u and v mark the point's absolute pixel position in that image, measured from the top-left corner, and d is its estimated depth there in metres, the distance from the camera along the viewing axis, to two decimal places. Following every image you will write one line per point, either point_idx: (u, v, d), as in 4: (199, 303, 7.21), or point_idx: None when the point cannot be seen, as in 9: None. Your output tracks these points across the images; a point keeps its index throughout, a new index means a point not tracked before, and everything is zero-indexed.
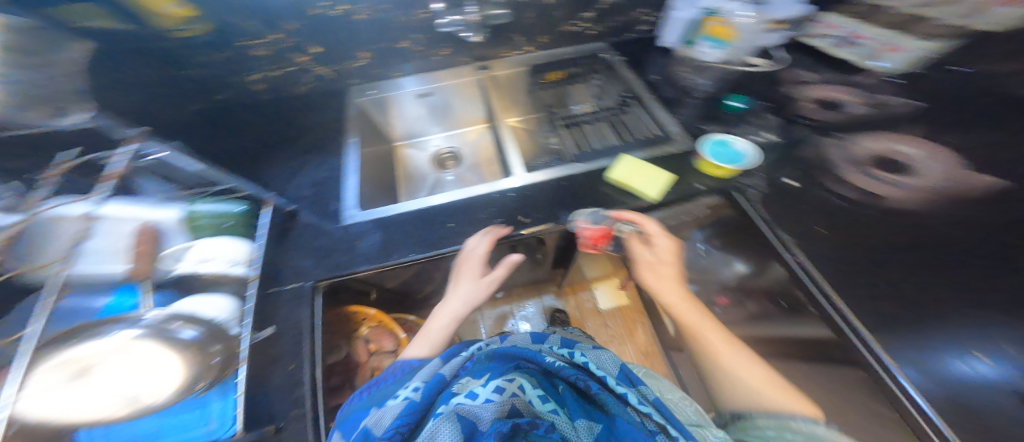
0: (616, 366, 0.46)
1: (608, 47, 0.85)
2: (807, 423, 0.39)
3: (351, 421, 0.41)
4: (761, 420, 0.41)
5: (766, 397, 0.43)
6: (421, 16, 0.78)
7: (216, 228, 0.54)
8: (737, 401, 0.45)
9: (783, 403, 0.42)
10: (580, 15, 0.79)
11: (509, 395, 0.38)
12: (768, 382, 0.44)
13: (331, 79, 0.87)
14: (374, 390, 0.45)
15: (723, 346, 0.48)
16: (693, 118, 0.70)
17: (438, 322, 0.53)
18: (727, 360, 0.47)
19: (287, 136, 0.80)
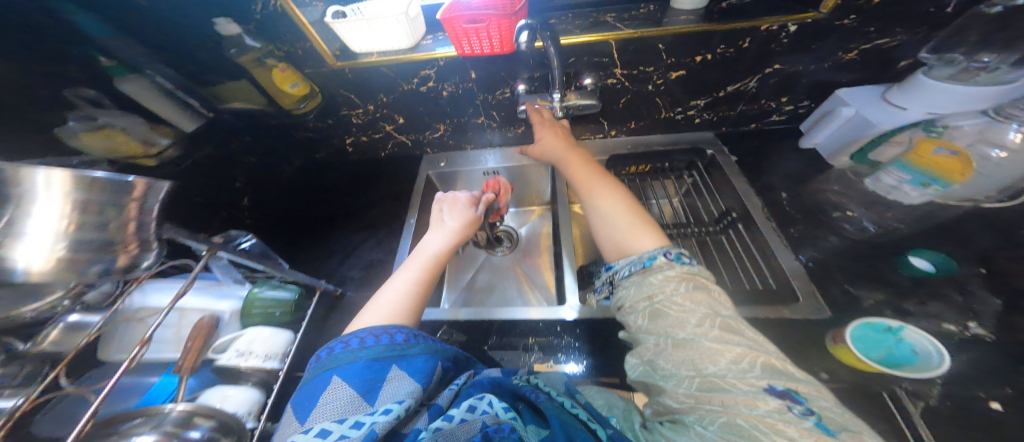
0: (563, 384, 0.42)
1: (717, 139, 0.71)
2: (663, 271, 0.39)
3: (319, 393, 0.35)
4: (629, 269, 0.42)
5: (621, 234, 0.46)
6: (502, 95, 0.75)
7: (265, 317, 0.52)
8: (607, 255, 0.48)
9: (625, 229, 0.46)
10: (692, 101, 0.67)
11: (479, 414, 0.35)
12: (616, 209, 0.49)
13: (411, 147, 0.91)
14: (350, 347, 0.38)
15: (581, 173, 0.57)
16: (840, 272, 0.47)
17: (421, 274, 0.51)
18: (583, 194, 0.54)
19: (362, 203, 0.84)
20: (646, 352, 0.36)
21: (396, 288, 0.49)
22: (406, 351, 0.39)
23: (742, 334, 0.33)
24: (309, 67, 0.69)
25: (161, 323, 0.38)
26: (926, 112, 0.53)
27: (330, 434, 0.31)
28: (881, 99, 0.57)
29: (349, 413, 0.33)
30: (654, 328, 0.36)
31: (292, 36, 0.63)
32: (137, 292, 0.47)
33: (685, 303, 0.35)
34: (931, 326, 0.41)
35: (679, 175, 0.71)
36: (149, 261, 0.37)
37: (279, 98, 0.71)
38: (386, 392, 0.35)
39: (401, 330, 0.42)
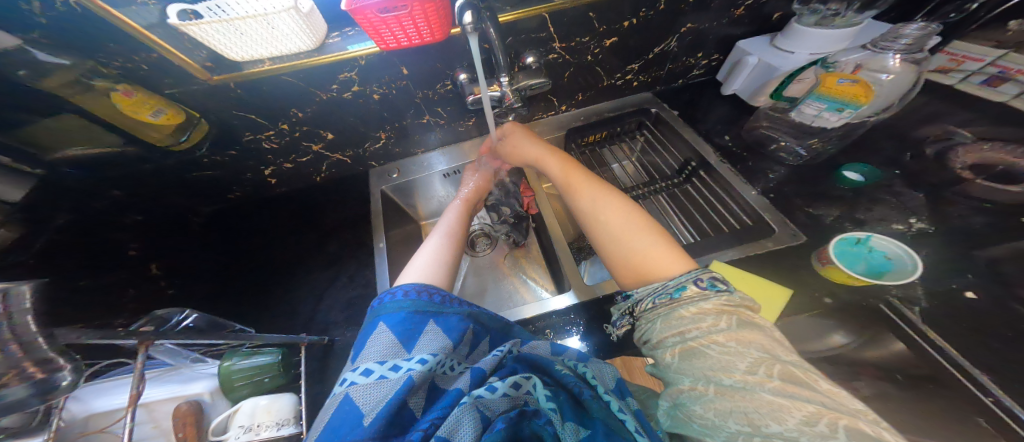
0: (616, 382, 0.41)
1: (654, 98, 0.78)
2: (696, 303, 0.39)
3: (370, 335, 0.39)
4: (651, 299, 0.43)
5: (641, 251, 0.47)
6: (443, 89, 0.70)
7: (253, 386, 0.53)
8: (624, 273, 0.48)
9: (651, 252, 0.46)
10: (627, 67, 0.70)
11: (522, 393, 0.35)
12: (631, 232, 0.49)
13: (351, 164, 0.81)
14: (396, 297, 0.42)
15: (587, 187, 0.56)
16: (790, 194, 0.58)
17: (451, 230, 0.59)
18: (594, 211, 0.53)
19: (321, 236, 0.76)
20: (678, 393, 0.36)
21: (435, 242, 0.55)
22: (444, 309, 0.42)
23: (811, 389, 0.30)
24: (170, 87, 0.56)
25: (133, 426, 0.30)
26: (809, 54, 0.63)
27: (373, 372, 0.35)
28: (771, 46, 0.67)
29: (389, 356, 0.36)
30: (688, 369, 0.35)
31: (131, 46, 0.50)
32: (73, 403, 0.44)
33: (728, 342, 0.35)
34: (884, 227, 0.52)
35: (633, 135, 0.78)
36: (68, 378, 0.28)
37: (147, 133, 0.58)
38: (423, 342, 0.38)
39: (434, 290, 0.45)
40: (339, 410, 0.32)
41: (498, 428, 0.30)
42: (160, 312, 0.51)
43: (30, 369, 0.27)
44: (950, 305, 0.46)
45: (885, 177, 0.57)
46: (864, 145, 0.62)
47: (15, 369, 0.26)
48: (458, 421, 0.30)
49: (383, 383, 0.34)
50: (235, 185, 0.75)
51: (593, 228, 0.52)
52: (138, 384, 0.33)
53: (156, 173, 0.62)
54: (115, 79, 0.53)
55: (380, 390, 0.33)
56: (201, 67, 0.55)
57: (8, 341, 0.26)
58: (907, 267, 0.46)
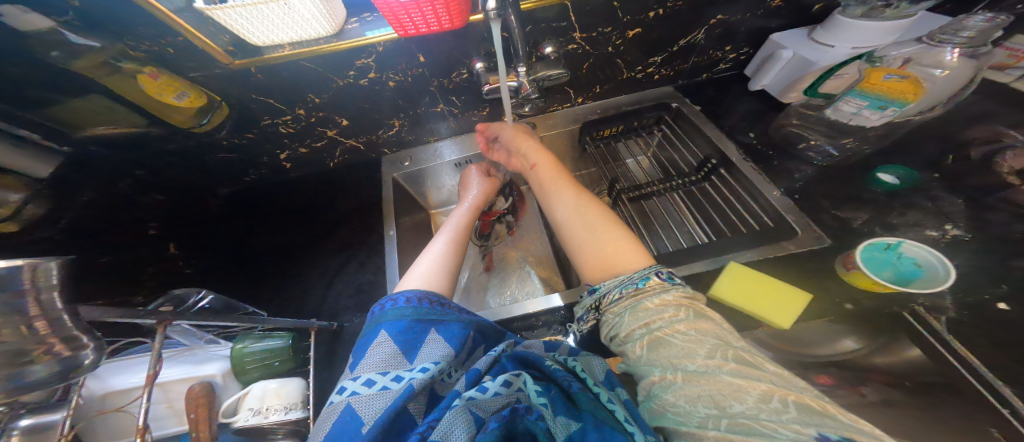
0: (605, 374, 0.40)
1: (676, 92, 0.75)
2: (658, 295, 0.38)
3: (370, 343, 0.38)
4: (617, 291, 0.41)
5: (605, 243, 0.47)
6: (459, 78, 0.69)
7: (263, 370, 0.54)
8: (587, 266, 0.47)
9: (615, 243, 0.46)
10: (649, 59, 0.68)
11: (513, 391, 0.35)
12: (597, 225, 0.49)
13: (364, 150, 0.81)
14: (398, 304, 0.41)
15: (564, 182, 0.58)
16: (816, 195, 0.56)
17: (456, 236, 0.57)
18: (564, 207, 0.54)
19: (334, 221, 0.77)
20: (650, 386, 0.34)
21: (438, 249, 0.54)
22: (446, 315, 0.42)
23: (763, 368, 0.30)
24: (194, 71, 0.56)
25: (149, 405, 0.31)
26: (852, 47, 0.59)
27: (375, 383, 0.34)
28: (809, 38, 0.64)
29: (390, 367, 0.36)
30: (658, 358, 0.34)
31: (152, 29, 0.50)
32: (93, 380, 0.46)
33: (687, 331, 0.34)
34: (916, 232, 0.50)
35: (651, 131, 0.76)
36: (91, 357, 0.29)
37: (170, 115, 0.58)
38: (424, 352, 0.38)
39: (435, 297, 0.44)
40: (341, 418, 0.32)
41: (493, 426, 0.30)
42: (178, 292, 0.53)
43: (57, 346, 0.27)
44: (984, 316, 0.43)
45: (920, 180, 0.54)
46: (898, 146, 0.59)
47: (41, 346, 0.26)
48: (451, 423, 0.30)
49: (384, 393, 0.33)
50: (250, 168, 0.76)
51: (561, 224, 0.53)
52: (156, 363, 0.33)
53: (177, 153, 0.63)
54: (142, 61, 0.53)
55: (381, 400, 0.33)
56: (224, 52, 0.55)
57: (35, 317, 0.26)
58: (939, 275, 0.44)
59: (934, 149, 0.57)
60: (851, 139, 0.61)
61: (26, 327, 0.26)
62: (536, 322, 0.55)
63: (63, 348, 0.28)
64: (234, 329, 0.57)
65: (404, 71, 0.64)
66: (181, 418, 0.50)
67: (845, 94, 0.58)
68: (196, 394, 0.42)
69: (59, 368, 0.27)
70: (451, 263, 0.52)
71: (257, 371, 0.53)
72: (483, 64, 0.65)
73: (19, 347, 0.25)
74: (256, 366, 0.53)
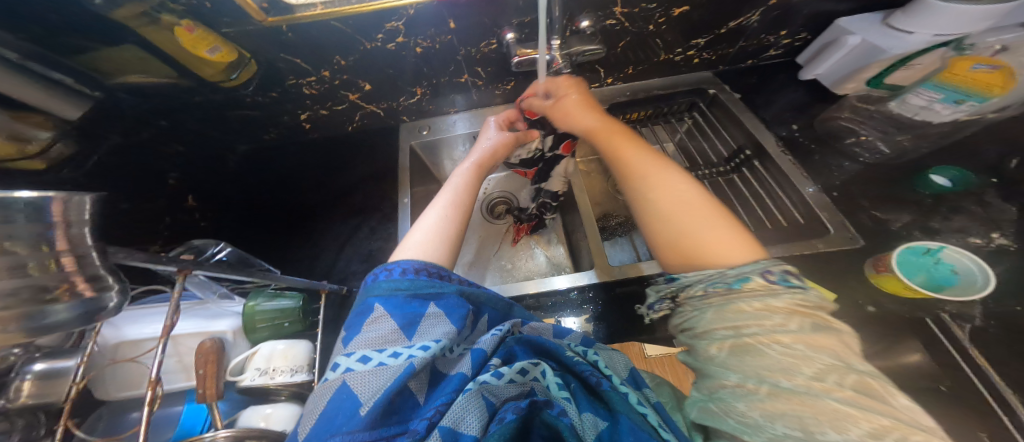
0: (628, 371, 0.39)
1: (714, 78, 0.71)
2: (761, 298, 0.30)
3: (364, 318, 0.33)
4: (702, 286, 0.35)
5: (696, 233, 0.39)
6: (487, 48, 0.66)
7: (274, 330, 0.54)
8: (668, 252, 0.41)
9: (710, 235, 0.38)
10: (691, 41, 0.64)
11: (529, 380, 0.34)
12: (686, 212, 0.41)
13: (383, 116, 0.79)
14: (392, 275, 0.36)
15: (644, 163, 0.47)
16: (861, 196, 0.52)
17: (458, 199, 0.49)
18: (649, 185, 0.45)
19: (348, 186, 0.77)
20: (717, 387, 0.29)
21: (434, 215, 0.46)
22: (441, 287, 0.37)
23: (891, 404, 0.23)
24: (228, 27, 0.53)
25: (163, 358, 0.31)
26: (934, 34, 0.53)
27: (370, 360, 0.30)
28: (882, 24, 0.57)
29: (387, 343, 0.31)
30: (738, 366, 0.28)
31: None
32: (107, 329, 0.47)
33: (795, 344, 0.27)
34: (958, 239, 0.47)
35: (681, 117, 0.73)
36: (114, 301, 0.30)
37: (201, 68, 0.57)
38: (425, 328, 0.33)
39: (433, 269, 0.38)
40: (334, 397, 0.28)
41: (507, 419, 0.29)
42: (196, 243, 0.54)
43: (81, 285, 0.27)
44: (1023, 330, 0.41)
45: (974, 186, 0.51)
46: (951, 149, 0.55)
47: (65, 284, 0.26)
48: (465, 409, 0.28)
49: (383, 369, 0.29)
50: (271, 127, 0.75)
51: (640, 206, 0.45)
52: (173, 314, 0.33)
53: (203, 106, 0.63)
54: (182, 14, 0.51)
55: (379, 378, 0.29)
56: (258, 7, 0.50)
57: (63, 253, 0.26)
58: (975, 284, 0.42)
59: (996, 156, 0.53)
60: (912, 135, 0.57)
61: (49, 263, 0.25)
62: (542, 304, 0.53)
63: (88, 288, 0.28)
64: (246, 286, 0.58)
65: (433, 37, 0.61)
66: (188, 375, 0.52)
67: (919, 85, 0.54)
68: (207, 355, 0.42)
69: (81, 310, 0.27)
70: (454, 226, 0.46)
71: (266, 328, 0.54)
72: (514, 34, 0.61)
73: (38, 282, 0.25)
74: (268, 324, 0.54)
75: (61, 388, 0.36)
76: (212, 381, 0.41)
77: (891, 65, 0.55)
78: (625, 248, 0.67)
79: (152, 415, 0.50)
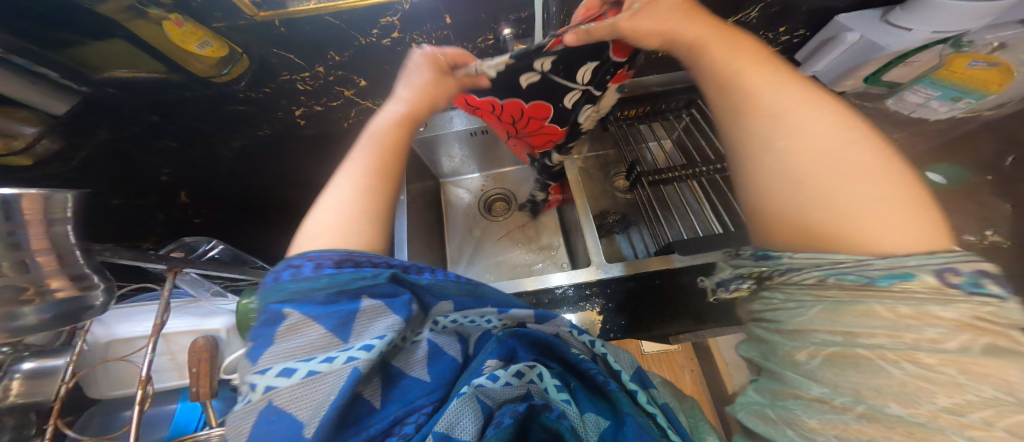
0: (634, 369, 0.38)
1: None
2: (910, 302, 0.22)
3: (276, 327, 0.26)
4: (817, 274, 0.26)
5: (837, 200, 0.25)
6: (484, 44, 0.64)
7: None
8: (770, 219, 0.29)
9: (869, 207, 0.24)
10: None
11: (525, 382, 0.34)
12: (846, 166, 0.26)
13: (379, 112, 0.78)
14: (303, 272, 0.28)
15: (765, 85, 0.31)
16: None
17: (373, 166, 0.37)
18: (768, 119, 0.29)
19: None
20: (786, 396, 0.26)
21: (346, 187, 0.35)
22: (372, 276, 0.30)
23: None
24: (219, 21, 0.51)
25: (153, 357, 0.30)
26: (933, 31, 0.51)
27: (296, 372, 0.24)
28: (881, 21, 0.55)
29: (318, 351, 0.26)
30: (831, 382, 0.23)
31: None
32: (97, 327, 0.46)
33: (941, 368, 0.20)
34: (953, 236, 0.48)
35: (679, 114, 0.73)
36: (100, 299, 0.32)
37: (191, 63, 0.55)
38: (360, 328, 0.28)
39: (357, 257, 0.30)
40: (263, 419, 0.23)
41: (504, 423, 0.29)
42: (187, 240, 0.53)
43: (60, 286, 0.29)
44: None
45: (970, 182, 0.52)
46: (945, 149, 0.57)
47: (41, 284, 0.28)
48: (457, 415, 0.28)
49: (317, 380, 0.24)
50: (264, 122, 0.69)
51: (762, 150, 0.29)
52: (164, 313, 0.33)
53: (194, 100, 0.60)
54: (168, 7, 0.48)
55: (319, 391, 0.24)
56: (249, 2, 0.50)
57: (40, 252, 0.28)
58: None
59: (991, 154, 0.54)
60: (908, 132, 0.59)
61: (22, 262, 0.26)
62: (539, 300, 0.53)
63: (74, 286, 0.30)
64: (240, 284, 0.57)
65: (429, 32, 0.60)
66: (180, 373, 0.51)
67: (916, 82, 0.55)
68: (201, 352, 0.42)
69: (61, 309, 0.29)
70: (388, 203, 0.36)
71: None
72: (512, 29, 0.60)
73: (15, 283, 0.26)
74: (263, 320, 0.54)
75: (51, 386, 0.36)
76: (204, 378, 0.41)
77: (887, 64, 0.55)
78: (623, 247, 0.68)
79: (144, 414, 0.50)
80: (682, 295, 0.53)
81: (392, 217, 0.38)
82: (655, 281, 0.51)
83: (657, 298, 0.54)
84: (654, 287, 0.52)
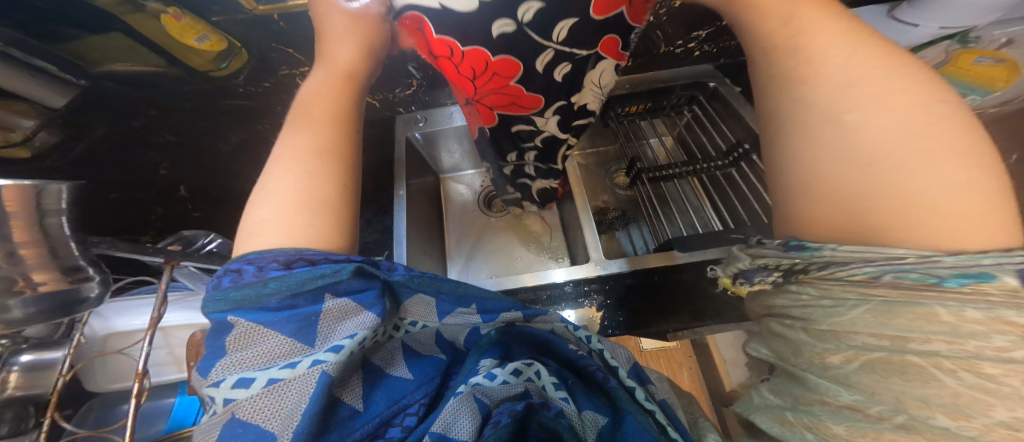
0: (632, 365, 0.38)
1: (716, 71, 0.70)
2: (978, 306, 0.18)
3: (228, 335, 0.24)
4: (865, 271, 0.22)
5: (910, 186, 0.21)
6: None
7: None
8: (823, 209, 0.25)
9: (945, 194, 0.20)
10: (692, 33, 0.63)
11: (523, 380, 0.33)
12: (918, 146, 0.21)
13: (379, 108, 0.77)
14: (246, 277, 0.25)
15: (831, 44, 0.25)
16: None
17: (323, 143, 0.32)
18: (831, 86, 0.25)
19: None
20: (811, 401, 0.24)
21: (289, 168, 0.30)
22: (329, 273, 0.26)
23: None
24: (217, 15, 0.53)
25: (151, 350, 0.30)
26: (940, 28, 0.51)
27: (255, 382, 0.23)
28: (887, 17, 0.55)
29: (280, 358, 0.24)
30: (871, 387, 0.21)
31: None
32: (96, 320, 0.46)
33: (1005, 380, 0.17)
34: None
35: (681, 110, 0.73)
36: (96, 291, 0.34)
37: (189, 58, 0.56)
38: (326, 330, 0.26)
39: (308, 254, 0.26)
40: (227, 429, 0.22)
41: (502, 424, 0.29)
42: (187, 233, 0.53)
43: (43, 282, 0.29)
44: None
45: None
46: None
47: (24, 279, 0.27)
48: (456, 413, 0.29)
49: (281, 388, 0.23)
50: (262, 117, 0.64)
51: (820, 125, 0.25)
52: (160, 305, 0.33)
53: (194, 96, 0.61)
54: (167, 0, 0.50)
55: (283, 399, 0.23)
56: None
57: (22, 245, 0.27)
58: None
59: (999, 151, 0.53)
60: None
61: (8, 256, 0.27)
62: (539, 296, 0.53)
63: (66, 279, 0.31)
64: None
65: None
66: (180, 366, 0.51)
67: None
68: (197, 346, 0.41)
69: (49, 304, 0.30)
70: (326, 191, 0.30)
71: None
72: None
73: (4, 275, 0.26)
74: None
75: (50, 379, 0.36)
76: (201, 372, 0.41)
77: None
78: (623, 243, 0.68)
79: (141, 407, 0.50)
80: (681, 291, 0.53)
81: (349, 205, 0.33)
82: (654, 277, 0.51)
83: (658, 293, 0.54)
84: (655, 284, 0.52)
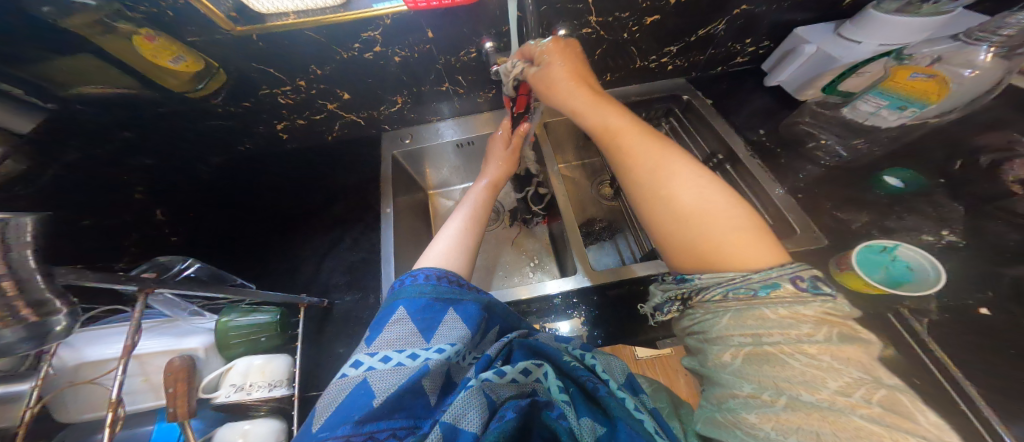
0: (625, 376, 0.40)
1: (689, 85, 0.74)
2: (790, 305, 0.29)
3: (387, 319, 0.36)
4: (720, 291, 0.33)
5: (712, 236, 0.35)
6: (467, 57, 0.65)
7: (248, 345, 0.53)
8: (678, 253, 0.38)
9: (728, 238, 0.35)
10: (665, 48, 0.66)
11: (531, 381, 0.34)
12: (703, 209, 0.37)
13: (364, 125, 0.77)
14: (417, 280, 0.39)
15: (635, 145, 0.43)
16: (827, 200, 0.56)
17: (473, 214, 0.54)
18: (645, 175, 0.41)
19: (330, 197, 0.76)
20: (728, 397, 0.30)
21: (453, 229, 0.50)
22: (464, 294, 0.39)
23: (918, 420, 0.23)
24: (194, 35, 0.52)
25: (125, 378, 0.29)
26: (879, 44, 0.57)
27: (390, 360, 0.32)
28: (835, 35, 0.62)
29: (407, 345, 0.33)
30: (753, 375, 0.29)
31: None
32: (65, 350, 0.44)
33: (820, 356, 0.27)
34: (913, 235, 0.51)
35: (659, 122, 0.76)
36: (64, 324, 0.29)
37: (165, 78, 0.55)
38: (442, 332, 0.35)
39: (454, 276, 0.41)
40: (352, 393, 0.29)
41: (507, 416, 0.29)
42: (162, 259, 0.51)
43: (25, 311, 0.27)
44: (962, 315, 0.46)
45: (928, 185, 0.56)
46: (905, 152, 0.60)
47: (9, 310, 0.26)
48: (467, 404, 0.29)
49: (403, 370, 0.31)
50: (246, 137, 0.72)
51: (649, 200, 0.40)
52: (135, 333, 0.32)
53: (171, 116, 0.61)
54: (140, 22, 0.49)
55: (395, 376, 0.31)
56: (224, 17, 0.50)
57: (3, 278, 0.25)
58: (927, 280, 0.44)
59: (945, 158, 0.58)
60: (864, 139, 0.62)
61: None
62: (529, 309, 0.54)
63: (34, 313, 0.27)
64: (220, 302, 0.56)
65: (412, 46, 0.60)
66: (157, 393, 0.49)
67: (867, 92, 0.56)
68: (178, 373, 0.40)
69: (28, 334, 0.27)
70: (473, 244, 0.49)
71: (242, 344, 0.52)
72: (494, 43, 0.62)
73: None
74: (244, 339, 0.52)
75: (16, 412, 0.34)
76: (184, 399, 0.39)
77: (844, 72, 0.59)
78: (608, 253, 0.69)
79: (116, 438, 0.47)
80: None
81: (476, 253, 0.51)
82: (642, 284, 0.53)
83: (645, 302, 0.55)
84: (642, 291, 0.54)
